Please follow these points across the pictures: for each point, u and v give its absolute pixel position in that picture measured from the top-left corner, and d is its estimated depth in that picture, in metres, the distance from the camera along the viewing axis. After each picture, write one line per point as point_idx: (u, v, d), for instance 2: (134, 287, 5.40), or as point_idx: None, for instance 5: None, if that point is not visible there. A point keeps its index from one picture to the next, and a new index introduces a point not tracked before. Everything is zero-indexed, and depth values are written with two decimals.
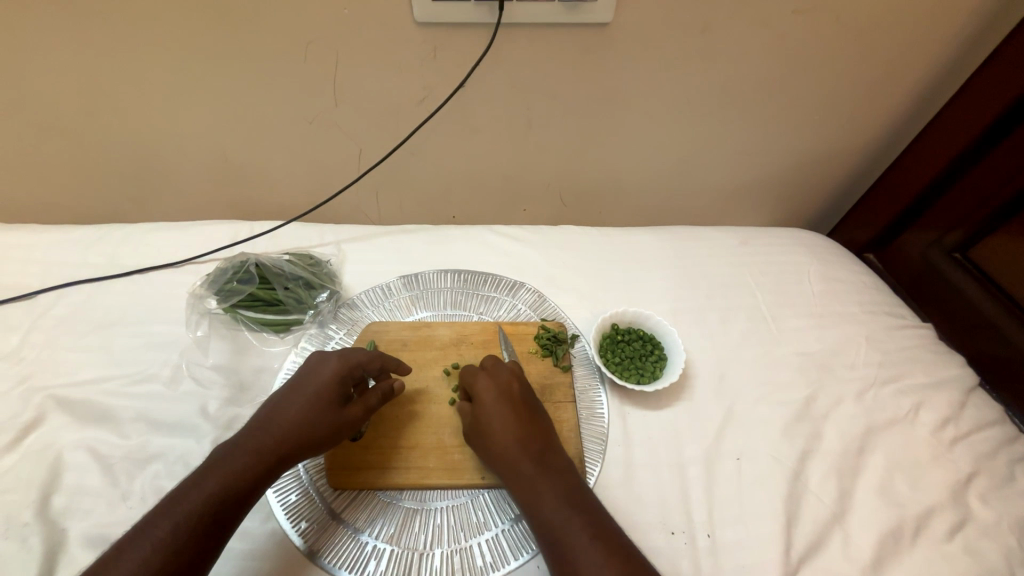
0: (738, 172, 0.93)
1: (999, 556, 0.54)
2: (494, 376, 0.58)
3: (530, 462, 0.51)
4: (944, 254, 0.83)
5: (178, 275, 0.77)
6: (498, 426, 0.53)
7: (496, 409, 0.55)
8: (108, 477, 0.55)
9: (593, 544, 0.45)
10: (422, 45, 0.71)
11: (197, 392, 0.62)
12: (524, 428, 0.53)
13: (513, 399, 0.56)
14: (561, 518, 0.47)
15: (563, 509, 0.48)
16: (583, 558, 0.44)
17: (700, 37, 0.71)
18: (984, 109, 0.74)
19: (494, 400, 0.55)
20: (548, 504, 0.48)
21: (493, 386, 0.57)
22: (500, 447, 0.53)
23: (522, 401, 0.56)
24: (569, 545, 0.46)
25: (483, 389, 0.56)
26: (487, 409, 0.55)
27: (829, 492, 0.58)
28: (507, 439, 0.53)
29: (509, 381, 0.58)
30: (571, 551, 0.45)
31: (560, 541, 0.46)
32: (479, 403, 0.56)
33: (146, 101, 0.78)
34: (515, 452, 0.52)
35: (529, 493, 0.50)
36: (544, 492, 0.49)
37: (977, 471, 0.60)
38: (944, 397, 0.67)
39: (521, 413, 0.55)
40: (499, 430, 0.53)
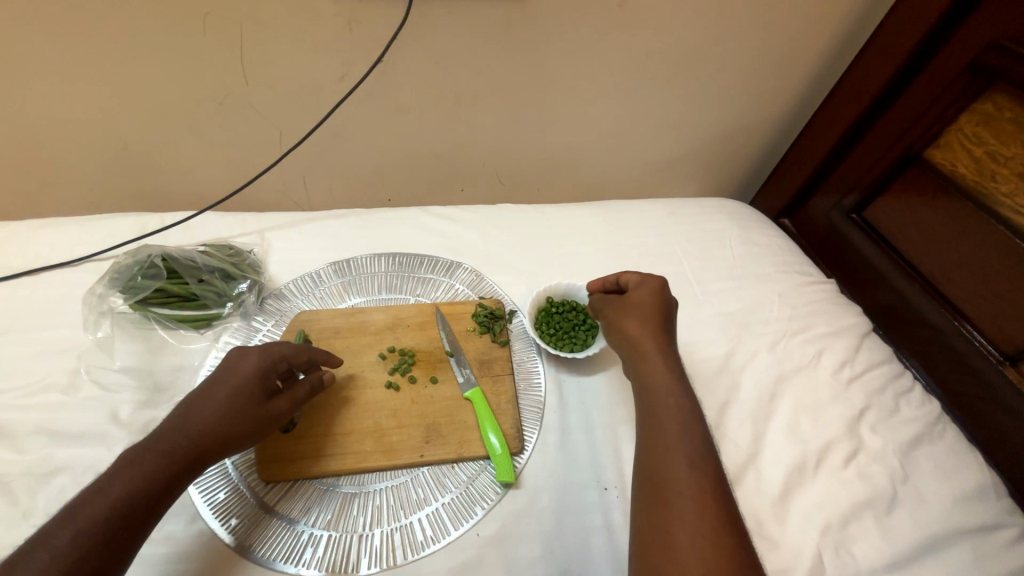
0: (666, 145, 0.97)
1: (885, 476, 0.61)
2: (648, 280, 0.63)
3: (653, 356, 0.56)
4: (843, 215, 0.91)
5: (77, 274, 0.70)
6: (628, 324, 0.60)
7: (625, 312, 0.61)
8: (4, 496, 0.50)
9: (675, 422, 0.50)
10: (335, 17, 0.68)
11: (106, 398, 0.58)
12: (655, 330, 0.58)
13: (657, 308, 0.60)
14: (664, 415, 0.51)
15: (669, 411, 0.51)
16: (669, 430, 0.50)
17: (618, 10, 0.72)
18: (873, 79, 0.81)
19: (654, 303, 0.60)
20: (659, 402, 0.53)
21: (649, 291, 0.61)
22: (627, 336, 0.59)
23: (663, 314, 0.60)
24: (663, 434, 0.50)
25: (642, 291, 0.62)
26: (618, 311, 0.62)
27: (745, 436, 0.63)
28: (639, 331, 0.58)
29: (663, 294, 0.61)
30: (665, 441, 0.49)
31: (657, 430, 0.51)
32: (626, 308, 0.62)
33: (18, 80, 0.69)
34: (654, 356, 0.56)
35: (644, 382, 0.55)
36: (658, 389, 0.53)
37: (869, 405, 0.68)
38: (843, 343, 0.74)
39: (661, 326, 0.59)
40: (629, 326, 0.59)
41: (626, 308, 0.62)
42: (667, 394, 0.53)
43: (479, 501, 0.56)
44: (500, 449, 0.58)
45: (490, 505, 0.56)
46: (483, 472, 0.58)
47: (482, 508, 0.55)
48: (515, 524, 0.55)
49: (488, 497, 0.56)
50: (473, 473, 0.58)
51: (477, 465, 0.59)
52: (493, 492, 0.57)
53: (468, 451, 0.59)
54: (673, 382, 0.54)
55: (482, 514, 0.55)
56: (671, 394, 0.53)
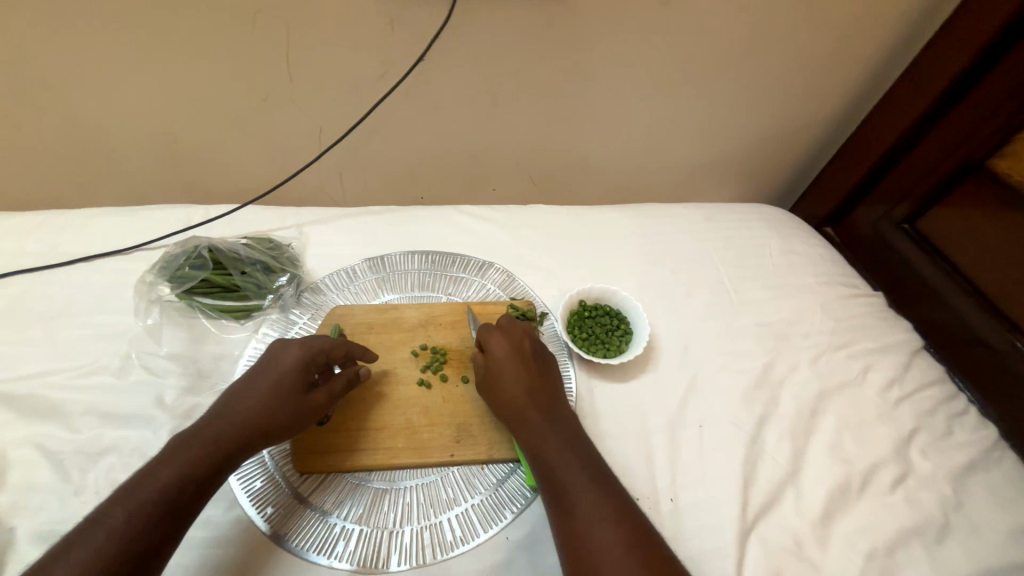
0: (704, 148, 0.94)
1: (935, 503, 0.58)
2: (511, 332, 0.60)
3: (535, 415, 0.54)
4: (893, 225, 0.87)
5: (127, 262, 0.73)
6: (506, 386, 0.56)
7: (511, 366, 0.57)
8: (59, 473, 0.53)
9: (578, 478, 0.49)
10: (378, 16, 0.68)
11: (152, 382, 0.60)
12: (536, 391, 0.55)
13: (525, 356, 0.58)
14: (567, 473, 0.49)
15: (574, 469, 0.50)
16: (574, 490, 0.48)
17: (662, 10, 0.71)
18: (933, 81, 0.76)
19: (507, 353, 0.58)
20: (557, 460, 0.50)
21: (505, 342, 0.59)
22: (507, 399, 0.55)
23: (529, 362, 0.58)
24: (575, 497, 0.48)
25: (495, 345, 0.59)
26: (501, 364, 0.57)
27: (784, 453, 0.61)
28: (516, 396, 0.55)
29: (524, 346, 0.59)
30: (576, 503, 0.47)
31: (563, 491, 0.49)
32: (493, 363, 0.58)
33: (79, 75, 0.73)
34: (540, 416, 0.54)
35: (535, 445, 0.52)
36: (552, 448, 0.51)
37: (918, 427, 0.64)
38: (891, 360, 0.71)
39: (535, 382, 0.56)
40: (504, 384, 0.56)
41: (495, 364, 0.58)
42: (568, 451, 0.51)
43: (508, 504, 0.55)
44: None
45: (520, 509, 0.55)
46: (513, 474, 0.58)
47: (512, 512, 0.55)
48: (545, 530, 0.54)
49: (518, 501, 0.56)
50: (503, 476, 0.58)
51: (507, 468, 0.59)
52: (523, 496, 0.56)
53: (498, 453, 0.58)
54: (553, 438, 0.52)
55: (511, 517, 0.54)
56: (564, 455, 0.51)
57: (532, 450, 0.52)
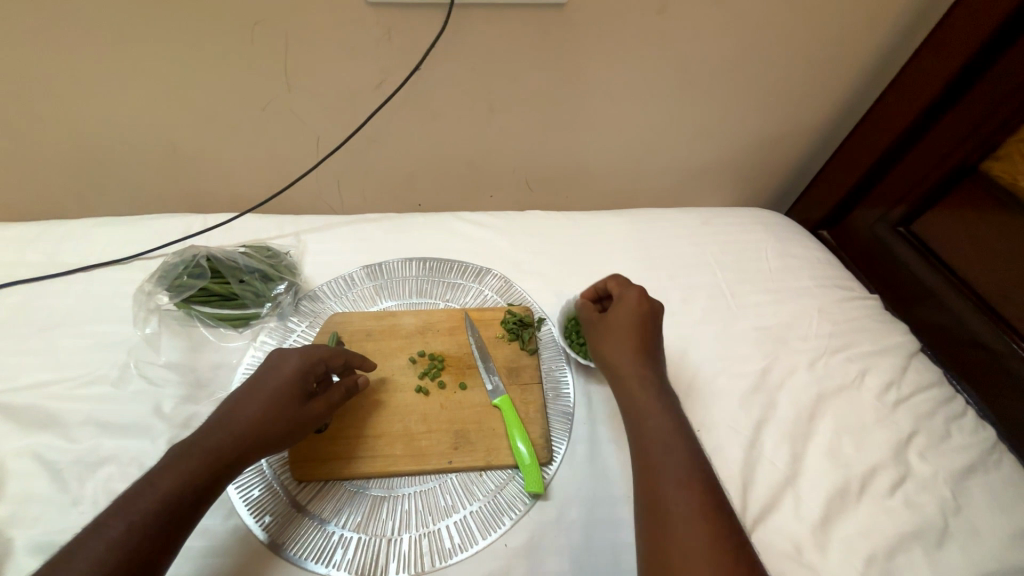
0: (700, 153, 0.95)
1: (935, 506, 0.58)
2: (626, 299, 0.61)
3: (637, 375, 0.56)
4: (889, 228, 0.87)
5: (126, 271, 0.73)
6: (614, 347, 0.58)
7: (619, 331, 0.59)
8: (56, 483, 0.53)
9: (672, 441, 0.50)
10: (375, 26, 0.69)
11: (150, 392, 0.60)
12: (641, 355, 0.57)
13: (642, 324, 0.59)
14: (657, 437, 0.50)
15: (663, 433, 0.50)
16: (664, 451, 0.49)
17: (656, 18, 0.72)
18: (925, 85, 0.77)
19: (627, 318, 0.60)
20: (654, 423, 0.51)
21: (631, 307, 0.60)
22: (610, 361, 0.58)
23: (646, 327, 0.59)
24: (656, 458, 0.49)
25: (621, 309, 0.61)
26: (610, 330, 0.60)
27: (783, 457, 0.61)
28: (620, 359, 0.57)
29: (644, 312, 0.60)
30: (661, 465, 0.48)
31: (649, 452, 0.50)
32: (608, 326, 0.60)
33: (80, 87, 0.73)
34: (641, 380, 0.55)
35: (633, 408, 0.54)
36: (650, 412, 0.53)
37: (917, 430, 0.64)
38: (889, 363, 0.71)
39: (642, 346, 0.58)
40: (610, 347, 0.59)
41: (609, 328, 0.60)
42: (660, 417, 0.52)
43: (507, 511, 0.55)
44: (529, 459, 0.57)
45: (518, 515, 0.55)
46: (512, 481, 0.58)
47: (510, 518, 0.55)
48: (543, 537, 0.54)
49: (517, 508, 0.56)
50: (501, 482, 0.58)
51: (505, 474, 0.59)
52: (522, 503, 0.56)
53: (496, 460, 0.58)
54: (655, 399, 0.54)
55: (510, 524, 0.54)
56: (661, 419, 0.52)
57: (631, 412, 0.54)
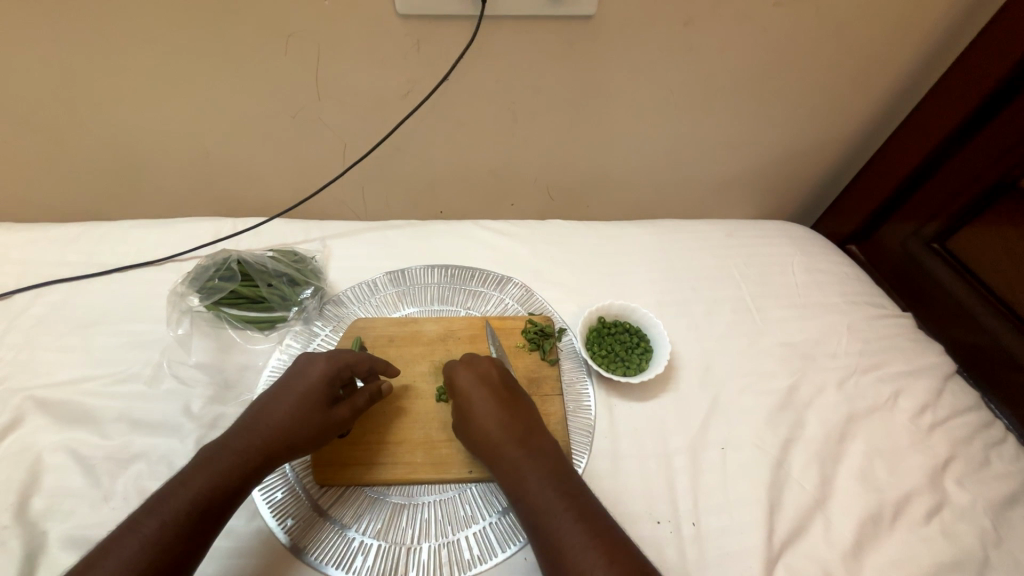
0: (724, 165, 0.94)
1: (975, 537, 0.55)
2: (477, 364, 0.59)
3: (512, 444, 0.52)
4: (923, 245, 0.84)
5: (160, 272, 0.76)
6: (479, 411, 0.55)
7: (476, 399, 0.56)
8: (90, 478, 0.54)
9: (568, 516, 0.46)
10: (405, 39, 0.70)
11: (180, 391, 0.62)
12: (508, 416, 0.54)
13: (493, 386, 0.57)
14: (552, 514, 0.47)
15: (556, 508, 0.47)
16: (562, 528, 0.46)
17: (683, 30, 0.71)
18: (965, 97, 0.74)
19: (473, 384, 0.57)
20: (540, 499, 0.48)
21: (470, 374, 0.58)
22: (483, 434, 0.54)
23: (501, 389, 0.57)
24: (557, 534, 0.46)
25: (462, 374, 0.58)
26: (467, 399, 0.56)
27: (812, 479, 0.59)
28: (492, 426, 0.54)
29: (490, 374, 0.58)
30: (562, 547, 0.45)
31: (548, 533, 0.46)
32: (458, 389, 0.57)
33: (122, 95, 0.77)
34: (516, 448, 0.52)
35: (516, 484, 0.50)
36: (533, 487, 0.49)
37: (954, 456, 0.62)
38: (923, 385, 0.68)
39: (506, 406, 0.55)
40: (478, 412, 0.55)
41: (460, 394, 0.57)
42: (550, 490, 0.48)
43: None
44: None
45: None
46: None
47: None
48: None
49: None
50: None
51: None
52: None
53: None
54: (539, 472, 0.50)
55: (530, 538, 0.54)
56: (545, 492, 0.48)
57: (512, 492, 0.50)
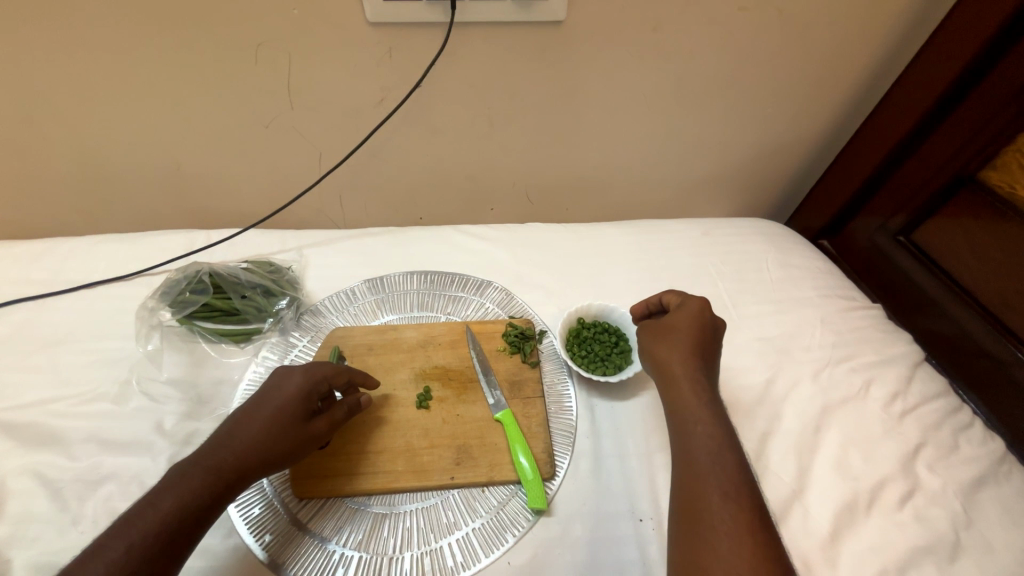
0: (698, 165, 0.95)
1: (946, 521, 0.57)
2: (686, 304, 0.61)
3: (682, 368, 0.55)
4: (890, 238, 0.87)
5: (130, 287, 0.74)
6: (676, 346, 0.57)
7: (682, 333, 0.58)
8: (56, 502, 0.53)
9: (709, 414, 0.51)
10: (377, 46, 0.70)
11: (151, 409, 0.60)
12: (697, 351, 0.56)
13: (705, 325, 0.58)
14: (697, 410, 0.52)
15: (713, 477, 0.46)
16: (698, 419, 0.51)
17: (652, 34, 0.73)
18: (921, 96, 0.77)
19: (685, 321, 0.59)
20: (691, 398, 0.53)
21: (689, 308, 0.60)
22: (664, 359, 0.57)
23: (711, 327, 0.59)
24: (705, 493, 0.45)
25: (681, 312, 0.60)
26: (672, 332, 0.59)
27: (790, 470, 0.60)
28: (676, 357, 0.56)
29: (703, 319, 0.59)
30: (693, 433, 0.50)
31: (686, 423, 0.51)
32: (671, 322, 0.60)
33: (87, 107, 0.75)
34: (695, 405, 0.52)
35: (674, 393, 0.54)
36: (687, 390, 0.53)
37: (925, 441, 0.63)
38: (893, 373, 0.70)
39: (697, 356, 0.56)
40: (671, 346, 0.57)
41: (665, 329, 0.60)
42: (708, 438, 0.49)
43: (510, 528, 0.55)
44: (532, 474, 0.56)
45: (521, 532, 0.54)
46: (514, 497, 0.57)
47: (513, 535, 0.54)
48: (547, 554, 0.53)
49: (520, 524, 0.55)
50: (504, 498, 0.57)
51: (508, 490, 0.58)
52: (525, 519, 0.55)
53: (499, 476, 0.58)
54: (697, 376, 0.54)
55: (513, 541, 0.54)
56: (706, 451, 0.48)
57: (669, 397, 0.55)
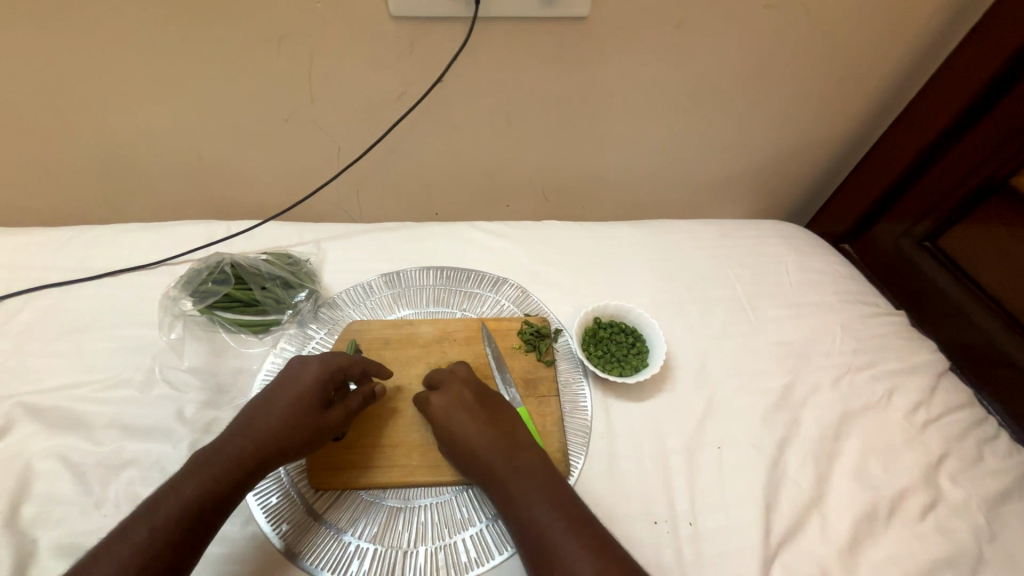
0: (718, 166, 0.94)
1: (968, 534, 0.56)
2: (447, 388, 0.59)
3: (498, 457, 0.52)
4: (915, 243, 0.85)
5: (152, 276, 0.75)
6: (464, 433, 0.54)
7: (453, 417, 0.56)
8: (80, 485, 0.54)
9: (541, 486, 0.50)
10: (398, 41, 0.70)
11: (171, 396, 0.61)
12: (495, 430, 0.54)
13: (471, 405, 0.57)
14: (516, 484, 0.50)
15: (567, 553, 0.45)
16: (529, 493, 0.49)
17: (676, 31, 0.72)
18: (950, 101, 0.75)
19: (447, 403, 0.57)
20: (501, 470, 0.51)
21: (442, 396, 0.58)
22: (467, 451, 0.54)
23: (486, 405, 0.57)
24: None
25: (439, 399, 0.57)
26: (445, 418, 0.56)
27: (807, 477, 0.59)
28: (478, 442, 0.53)
29: (466, 402, 0.57)
30: (531, 509, 0.48)
31: (518, 496, 0.49)
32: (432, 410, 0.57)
33: (113, 98, 0.76)
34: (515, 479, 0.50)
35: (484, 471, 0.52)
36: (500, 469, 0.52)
37: (947, 452, 0.62)
38: (915, 382, 0.69)
39: (496, 442, 0.53)
40: (462, 434, 0.54)
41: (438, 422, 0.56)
42: (557, 510, 0.48)
43: None
44: None
45: None
46: None
47: None
48: None
49: None
50: None
51: None
52: None
53: None
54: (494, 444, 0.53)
55: None
56: (540, 502, 0.48)
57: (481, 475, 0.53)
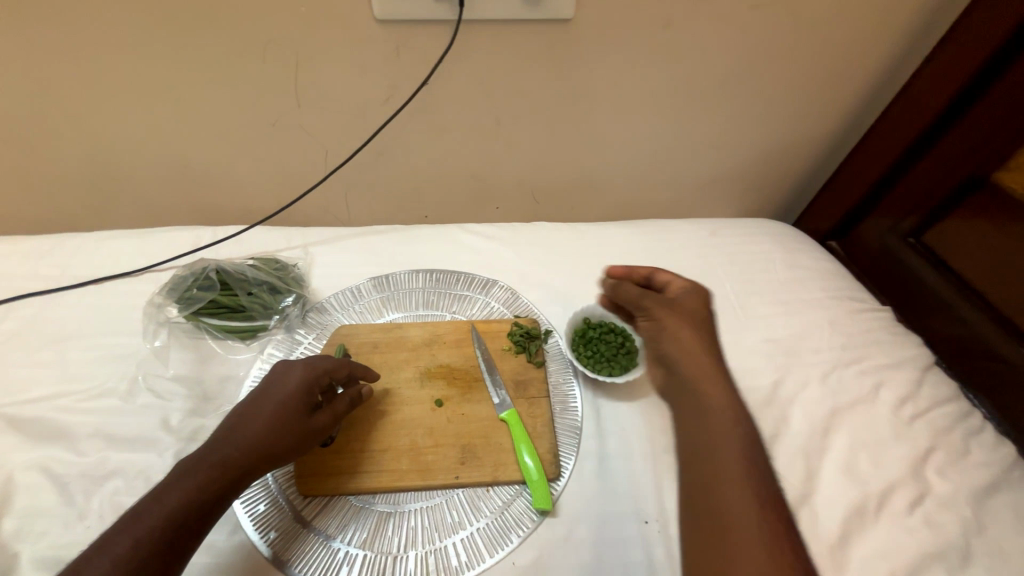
0: (706, 165, 0.95)
1: (956, 526, 0.56)
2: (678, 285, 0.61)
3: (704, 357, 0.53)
4: (900, 240, 0.86)
5: (137, 284, 0.74)
6: (684, 329, 0.56)
7: (690, 317, 0.57)
8: (63, 496, 0.53)
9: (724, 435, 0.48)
10: (385, 43, 0.70)
11: (157, 405, 0.60)
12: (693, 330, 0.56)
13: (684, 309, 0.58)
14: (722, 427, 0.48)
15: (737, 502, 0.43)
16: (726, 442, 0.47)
17: (662, 32, 0.72)
18: (933, 98, 0.76)
19: (684, 298, 0.59)
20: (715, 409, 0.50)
21: (688, 290, 0.60)
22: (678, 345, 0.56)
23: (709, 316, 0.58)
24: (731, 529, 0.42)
25: (686, 295, 0.60)
26: (669, 310, 0.59)
27: (796, 473, 0.60)
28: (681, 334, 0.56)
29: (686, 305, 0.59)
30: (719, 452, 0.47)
31: (713, 441, 0.48)
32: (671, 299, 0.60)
33: (96, 104, 0.75)
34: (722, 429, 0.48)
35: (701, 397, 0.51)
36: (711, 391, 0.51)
37: (935, 446, 0.63)
38: (902, 376, 0.69)
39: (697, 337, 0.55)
40: (677, 329, 0.57)
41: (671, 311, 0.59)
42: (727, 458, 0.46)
43: (515, 528, 0.54)
44: (536, 474, 0.56)
45: (526, 533, 0.54)
46: (520, 497, 0.57)
47: (518, 536, 0.54)
48: (553, 554, 0.53)
49: (524, 525, 0.55)
50: (508, 499, 0.57)
51: (513, 490, 0.58)
52: (529, 519, 0.55)
53: (504, 475, 0.57)
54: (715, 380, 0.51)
55: (518, 542, 0.53)
56: (727, 450, 0.46)
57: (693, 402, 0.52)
